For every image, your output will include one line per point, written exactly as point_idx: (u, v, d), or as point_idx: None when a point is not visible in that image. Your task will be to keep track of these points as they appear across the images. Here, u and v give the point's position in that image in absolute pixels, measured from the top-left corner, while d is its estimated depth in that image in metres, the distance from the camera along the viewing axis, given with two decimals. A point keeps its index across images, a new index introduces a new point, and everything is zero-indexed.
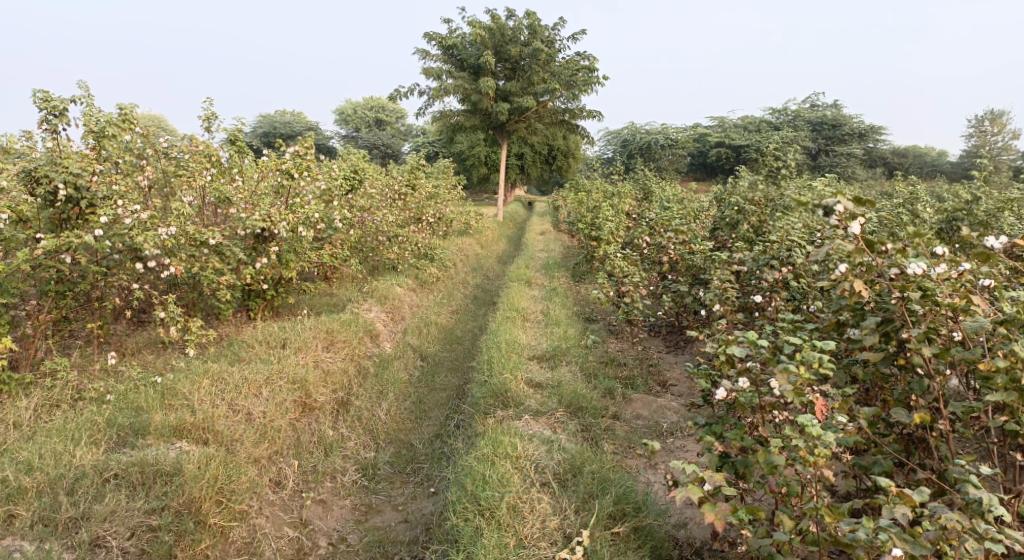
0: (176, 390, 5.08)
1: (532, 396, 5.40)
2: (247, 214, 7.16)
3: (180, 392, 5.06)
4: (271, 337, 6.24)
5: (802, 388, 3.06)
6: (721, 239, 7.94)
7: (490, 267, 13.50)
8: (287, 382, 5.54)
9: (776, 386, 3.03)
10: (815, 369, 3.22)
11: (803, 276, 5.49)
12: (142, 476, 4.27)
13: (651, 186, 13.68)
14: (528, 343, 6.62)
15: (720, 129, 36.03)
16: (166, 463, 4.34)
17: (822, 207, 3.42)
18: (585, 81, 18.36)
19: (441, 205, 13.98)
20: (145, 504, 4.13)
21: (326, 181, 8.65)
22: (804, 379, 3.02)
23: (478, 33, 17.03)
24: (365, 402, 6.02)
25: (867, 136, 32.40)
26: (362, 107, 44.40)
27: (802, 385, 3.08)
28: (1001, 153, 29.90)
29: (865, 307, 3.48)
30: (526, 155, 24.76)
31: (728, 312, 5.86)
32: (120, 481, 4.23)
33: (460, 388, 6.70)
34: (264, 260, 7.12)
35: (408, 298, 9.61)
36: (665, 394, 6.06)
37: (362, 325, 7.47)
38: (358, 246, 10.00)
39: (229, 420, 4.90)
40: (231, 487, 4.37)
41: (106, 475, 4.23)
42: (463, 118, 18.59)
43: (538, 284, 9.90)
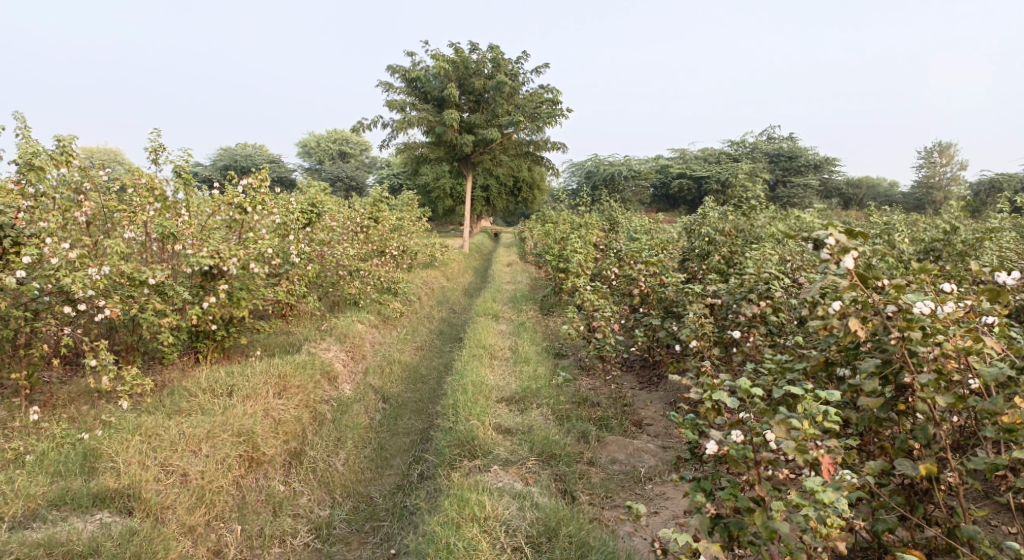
0: (101, 450, 4.59)
1: (501, 443, 5.01)
2: (194, 251, 6.72)
3: (106, 452, 4.55)
4: (217, 383, 5.77)
5: (804, 444, 2.75)
6: (693, 270, 7.69)
7: (456, 301, 13.13)
8: (232, 434, 5.07)
9: (776, 442, 2.72)
10: (815, 419, 2.91)
11: (782, 310, 5.26)
12: (50, 559, 3.81)
13: (617, 217, 13.53)
14: (496, 383, 6.24)
15: (682, 160, 36.41)
16: (78, 542, 3.90)
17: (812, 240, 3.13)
18: (549, 113, 18.30)
19: (405, 238, 13.62)
20: None
21: (281, 215, 8.24)
22: (807, 435, 2.71)
23: (441, 66, 16.85)
24: (320, 452, 5.57)
25: (825, 166, 32.98)
26: (326, 140, 43.95)
27: (805, 441, 2.77)
28: (952, 182, 30.64)
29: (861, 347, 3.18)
30: (492, 188, 24.58)
31: (705, 349, 5.57)
32: None
33: (424, 433, 6.29)
34: (212, 299, 6.68)
35: (370, 335, 9.20)
36: (640, 436, 5.74)
37: (320, 367, 7.04)
38: (316, 281, 9.57)
39: (159, 484, 4.43)
40: None
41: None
42: (427, 150, 18.30)
43: (505, 318, 9.56)
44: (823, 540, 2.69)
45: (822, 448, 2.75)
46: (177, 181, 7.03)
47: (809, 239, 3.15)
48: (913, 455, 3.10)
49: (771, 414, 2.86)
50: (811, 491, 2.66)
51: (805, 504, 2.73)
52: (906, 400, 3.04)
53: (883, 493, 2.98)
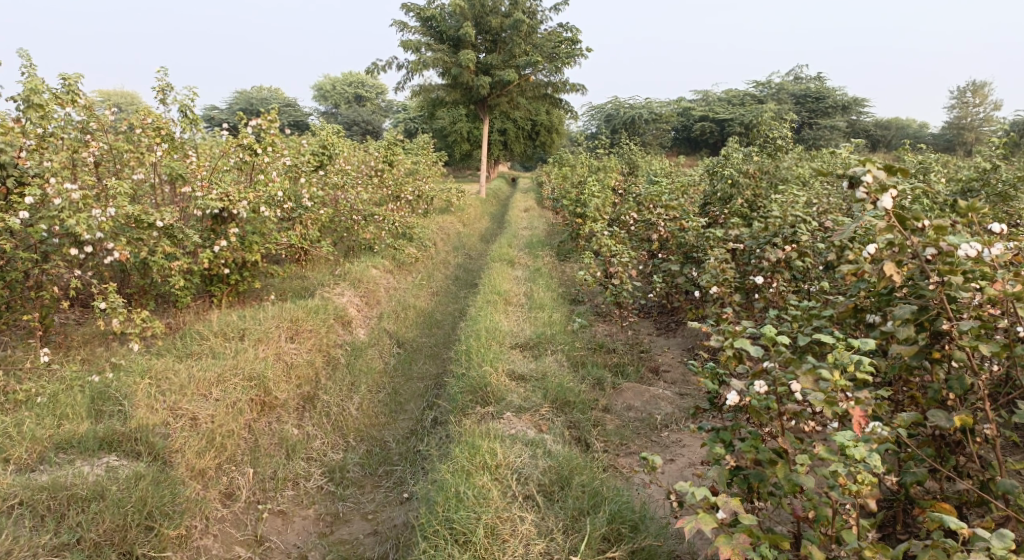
0: (108, 394, 4.59)
1: (514, 390, 4.92)
2: (204, 194, 6.61)
3: (113, 395, 4.58)
4: (228, 327, 5.72)
5: (833, 396, 2.61)
6: (715, 214, 7.48)
7: (472, 246, 13.00)
8: (242, 379, 5.02)
9: (804, 394, 2.57)
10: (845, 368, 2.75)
11: (808, 255, 5.07)
12: (54, 502, 3.77)
13: (637, 161, 13.23)
14: (510, 329, 6.14)
15: (705, 103, 35.55)
16: (82, 486, 3.84)
17: (846, 178, 2.94)
18: (568, 53, 17.78)
19: (421, 182, 13.43)
20: (52, 540, 3.61)
21: (293, 157, 8.08)
22: (837, 387, 2.57)
23: (457, 4, 16.35)
24: (333, 397, 5.53)
25: (852, 108, 32.05)
26: (342, 83, 43.33)
27: (833, 392, 2.63)
28: (983, 124, 29.70)
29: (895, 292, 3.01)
30: (510, 131, 24.15)
31: (726, 295, 5.41)
32: (25, 510, 3.72)
33: (438, 378, 6.25)
34: (223, 243, 6.60)
35: (384, 280, 9.11)
36: (657, 382, 5.65)
37: (334, 312, 6.98)
38: (330, 226, 9.46)
39: (167, 428, 4.42)
40: (163, 511, 3.88)
41: (10, 503, 3.71)
42: (444, 93, 17.91)
43: (521, 264, 9.43)
44: (852, 496, 2.57)
45: (852, 400, 2.60)
46: (185, 122, 6.87)
47: (843, 177, 2.96)
48: (946, 406, 2.95)
49: (797, 363, 2.71)
50: (841, 446, 2.53)
51: (833, 459, 2.61)
52: (942, 348, 2.89)
53: (914, 445, 2.85)
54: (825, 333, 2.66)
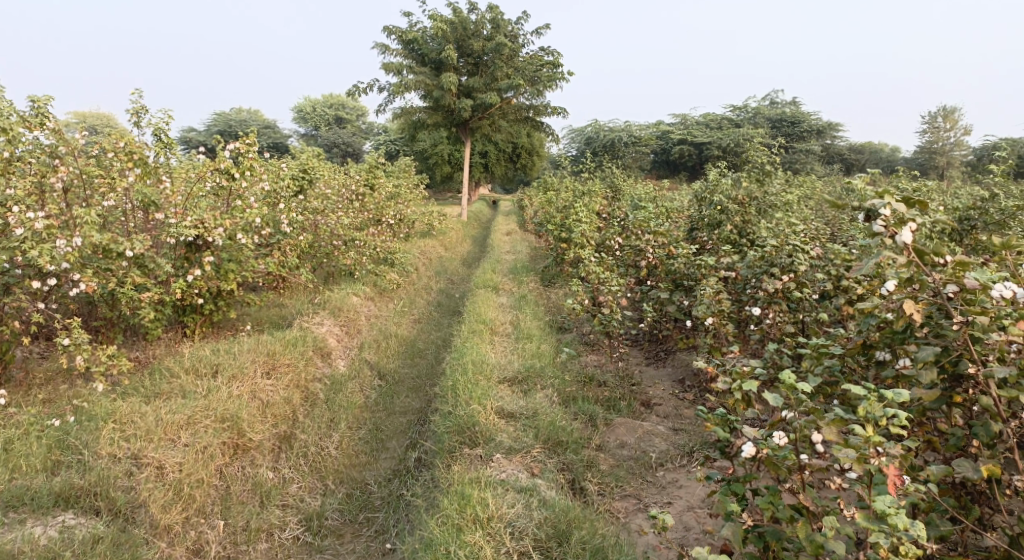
0: (68, 442, 4.29)
1: (504, 429, 4.69)
2: (177, 221, 6.35)
3: (73, 444, 4.29)
4: (200, 363, 5.43)
5: (864, 453, 2.58)
6: (704, 241, 7.34)
7: (454, 271, 12.78)
8: (214, 420, 4.73)
9: (840, 449, 2.52)
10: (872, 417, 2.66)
11: (806, 285, 4.93)
12: None
13: (620, 184, 13.13)
14: (498, 362, 5.91)
15: (684, 126, 35.79)
16: (33, 549, 3.61)
17: (862, 211, 2.88)
18: (549, 77, 17.75)
19: (402, 206, 13.21)
20: None
21: (271, 182, 7.83)
22: (870, 443, 2.55)
23: (439, 27, 16.25)
24: (310, 435, 5.27)
25: (828, 132, 32.39)
26: (322, 106, 43.12)
27: (865, 448, 2.59)
28: (955, 147, 30.16)
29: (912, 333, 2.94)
30: (491, 154, 24.05)
31: (721, 326, 5.25)
32: None
33: (422, 413, 6.00)
34: (197, 273, 6.33)
35: (365, 307, 8.86)
36: (650, 417, 5.46)
37: (312, 343, 6.71)
38: (309, 252, 9.20)
39: (130, 479, 4.15)
40: None
41: None
42: (425, 115, 17.75)
43: (506, 290, 9.21)
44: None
45: (885, 458, 2.57)
46: (160, 147, 6.62)
47: (859, 210, 2.90)
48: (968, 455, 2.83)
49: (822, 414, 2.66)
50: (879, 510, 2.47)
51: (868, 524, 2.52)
52: (964, 392, 2.85)
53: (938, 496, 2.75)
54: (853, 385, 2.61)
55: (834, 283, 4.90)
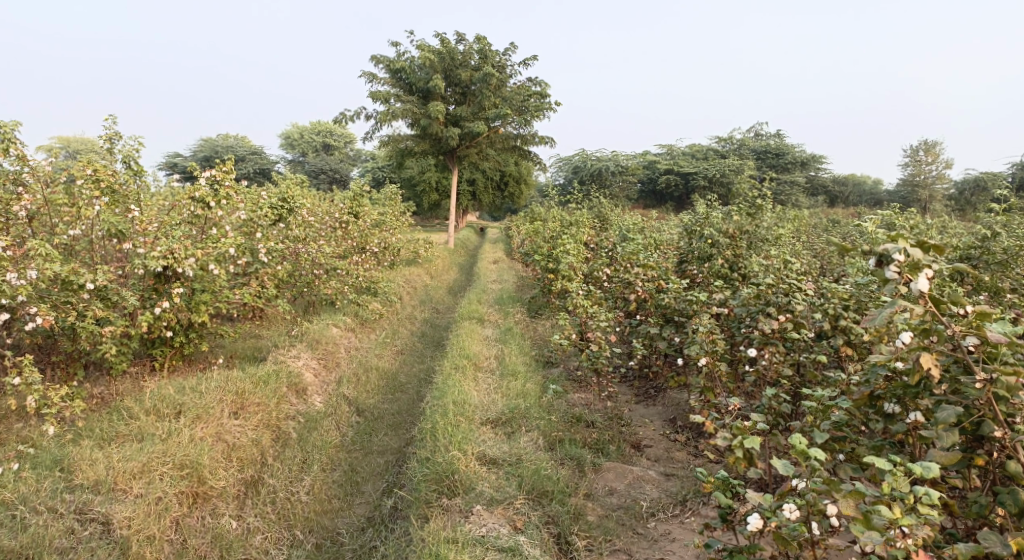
0: (2, 497, 4.00)
1: (485, 477, 4.41)
2: (146, 250, 6.08)
3: (6, 499, 3.99)
4: (162, 402, 5.11)
5: (890, 535, 2.65)
6: (694, 275, 7.13)
7: (439, 300, 12.50)
8: (172, 468, 4.44)
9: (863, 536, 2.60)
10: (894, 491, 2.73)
11: (804, 326, 4.70)
12: None
13: (609, 214, 12.96)
14: (480, 401, 5.62)
15: (671, 156, 35.89)
16: None
17: (875, 256, 2.90)
18: (537, 106, 17.66)
19: (387, 234, 12.94)
20: None
21: (248, 211, 7.57)
22: (897, 523, 2.62)
23: (427, 56, 16.17)
24: (280, 480, 4.98)
25: (813, 163, 32.56)
26: (310, 132, 42.98)
27: (891, 531, 2.66)
28: (936, 181, 30.41)
29: (934, 390, 2.96)
30: (478, 182, 23.89)
31: (715, 367, 5.02)
32: None
33: (401, 453, 5.72)
34: (165, 304, 6.03)
35: (346, 339, 8.55)
36: (640, 460, 5.20)
37: (287, 378, 6.40)
38: (289, 280, 8.90)
39: (69, 538, 3.92)
40: None
41: None
42: (413, 143, 17.62)
43: (491, 322, 8.93)
44: None
45: (912, 540, 2.63)
46: (130, 173, 6.34)
47: (870, 254, 2.91)
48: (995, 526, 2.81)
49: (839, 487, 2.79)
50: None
51: None
52: (985, 454, 2.88)
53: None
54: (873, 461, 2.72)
55: (831, 323, 4.71)
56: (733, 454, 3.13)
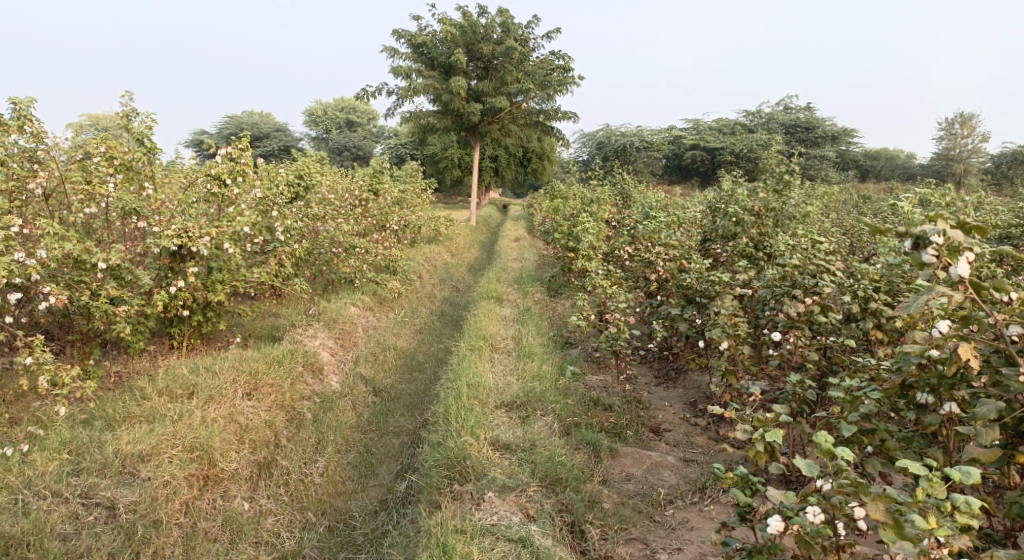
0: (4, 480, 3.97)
1: (498, 463, 4.32)
2: (161, 229, 6.04)
3: (11, 483, 3.97)
4: (175, 383, 5.08)
5: (924, 544, 2.54)
6: (718, 254, 6.93)
7: (460, 278, 12.41)
8: (181, 450, 4.41)
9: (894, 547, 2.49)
10: (930, 497, 2.61)
11: (831, 309, 4.51)
12: None
13: (632, 191, 12.72)
14: (496, 384, 5.52)
15: (697, 131, 35.27)
16: None
17: (913, 237, 2.76)
18: (560, 81, 17.20)
19: (408, 212, 12.85)
20: None
21: (263, 189, 7.49)
22: (931, 535, 2.51)
23: (448, 31, 15.93)
24: (293, 462, 4.95)
25: (843, 138, 31.81)
26: (334, 109, 42.91)
27: (925, 541, 2.54)
28: (971, 155, 29.58)
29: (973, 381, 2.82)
30: (501, 158, 23.66)
31: (738, 351, 4.87)
32: None
33: (416, 434, 5.66)
34: (180, 284, 6.00)
35: (364, 318, 8.48)
36: (658, 445, 5.08)
37: (303, 358, 6.32)
38: (307, 259, 8.84)
39: (74, 524, 3.91)
40: None
41: None
42: (435, 119, 17.44)
43: (510, 301, 8.82)
44: None
45: (947, 550, 2.52)
46: (143, 151, 6.28)
47: (909, 235, 2.79)
48: None
49: (866, 490, 2.71)
50: None
51: None
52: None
53: None
54: (906, 464, 2.63)
55: (861, 305, 4.53)
56: (753, 448, 3.03)
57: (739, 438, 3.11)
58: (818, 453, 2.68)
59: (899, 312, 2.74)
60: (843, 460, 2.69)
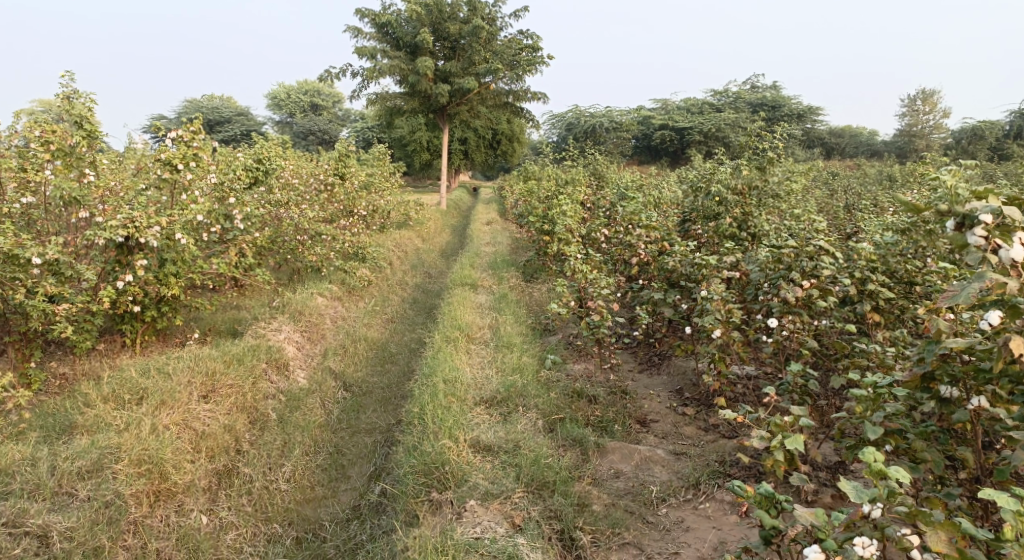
0: None
1: (480, 468, 4.02)
2: (105, 219, 5.57)
3: None
4: (123, 387, 4.67)
5: None
6: (700, 234, 6.66)
7: (432, 264, 12.03)
8: (129, 463, 4.07)
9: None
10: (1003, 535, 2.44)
11: (830, 292, 4.26)
12: None
13: (605, 172, 12.40)
14: (473, 378, 5.21)
15: (666, 110, 35.03)
16: None
17: (960, 219, 2.78)
18: (529, 61, 16.84)
19: (376, 196, 12.39)
20: None
21: (218, 174, 7.01)
22: None
23: (413, 9, 15.38)
24: (256, 468, 4.58)
25: (810, 116, 31.85)
26: (297, 92, 41.85)
27: None
28: (933, 131, 29.86)
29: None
30: (470, 141, 23.17)
31: (730, 338, 4.59)
32: None
33: (390, 432, 5.33)
34: (129, 278, 5.56)
35: (332, 308, 8.08)
36: (647, 436, 4.81)
37: (267, 354, 5.91)
38: (271, 248, 8.38)
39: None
40: None
41: None
42: (402, 101, 16.92)
43: (484, 288, 8.48)
44: None
45: None
46: (84, 134, 5.79)
47: (953, 216, 2.78)
48: None
49: (927, 516, 2.56)
50: None
51: None
52: None
53: None
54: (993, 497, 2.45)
55: (858, 288, 4.29)
56: (772, 455, 3.11)
57: (754, 444, 3.13)
58: (868, 473, 2.55)
59: (946, 302, 2.72)
60: (895, 482, 2.56)
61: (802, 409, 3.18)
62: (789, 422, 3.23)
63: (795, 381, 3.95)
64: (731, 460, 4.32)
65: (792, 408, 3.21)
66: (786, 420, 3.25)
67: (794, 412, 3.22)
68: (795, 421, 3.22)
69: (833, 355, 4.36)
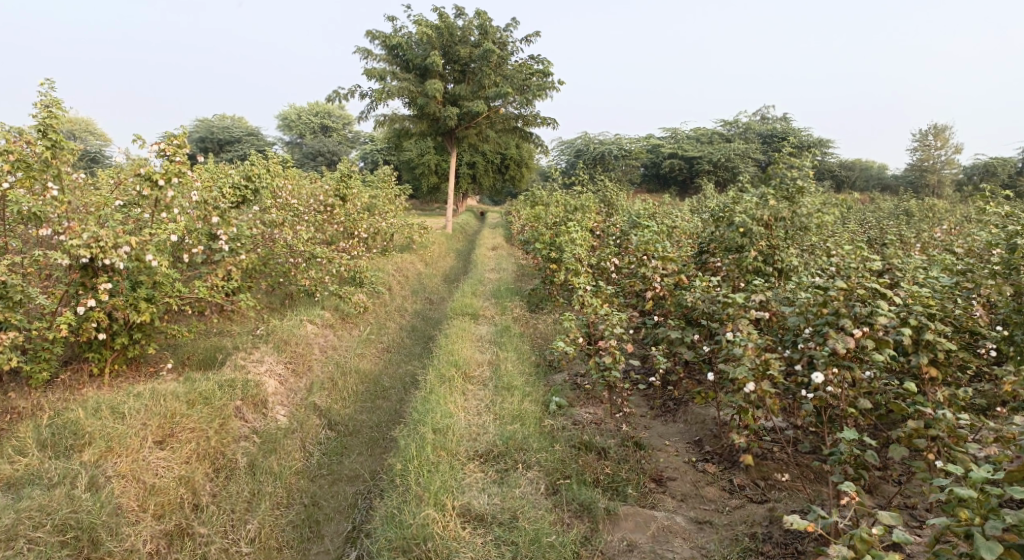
0: None
1: (469, 546, 3.60)
2: (67, 238, 5.05)
3: None
4: (65, 431, 4.28)
5: None
6: (721, 268, 6.09)
7: (434, 290, 11.47)
8: (51, 528, 3.71)
9: None
10: None
11: (883, 343, 3.69)
12: None
13: (616, 200, 11.84)
14: (469, 425, 4.63)
15: (676, 140, 34.60)
16: None
17: None
18: (539, 86, 16.40)
19: (379, 219, 11.88)
20: None
21: (203, 190, 6.49)
22: None
23: (423, 31, 14.97)
24: (214, 528, 4.11)
25: (820, 148, 31.37)
26: (307, 113, 41.66)
27: None
28: (944, 166, 29.20)
29: None
30: (479, 165, 22.70)
31: (764, 391, 3.99)
32: None
33: (375, 480, 4.74)
34: (89, 304, 5.05)
35: (323, 337, 7.51)
36: (664, 497, 4.20)
37: (243, 389, 5.22)
38: (260, 270, 7.81)
39: None
40: None
41: None
42: (411, 123, 16.50)
43: (486, 319, 7.92)
44: None
45: None
46: (48, 144, 5.28)
47: None
48: None
49: None
50: None
51: None
52: None
53: None
54: None
55: (914, 338, 3.74)
56: None
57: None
58: None
59: None
60: None
61: (891, 520, 2.84)
62: (875, 535, 2.87)
63: (847, 452, 3.39)
64: (763, 535, 3.73)
65: (880, 521, 2.84)
66: (869, 532, 2.88)
67: (880, 522, 2.88)
68: (882, 532, 2.86)
69: (884, 415, 3.79)
